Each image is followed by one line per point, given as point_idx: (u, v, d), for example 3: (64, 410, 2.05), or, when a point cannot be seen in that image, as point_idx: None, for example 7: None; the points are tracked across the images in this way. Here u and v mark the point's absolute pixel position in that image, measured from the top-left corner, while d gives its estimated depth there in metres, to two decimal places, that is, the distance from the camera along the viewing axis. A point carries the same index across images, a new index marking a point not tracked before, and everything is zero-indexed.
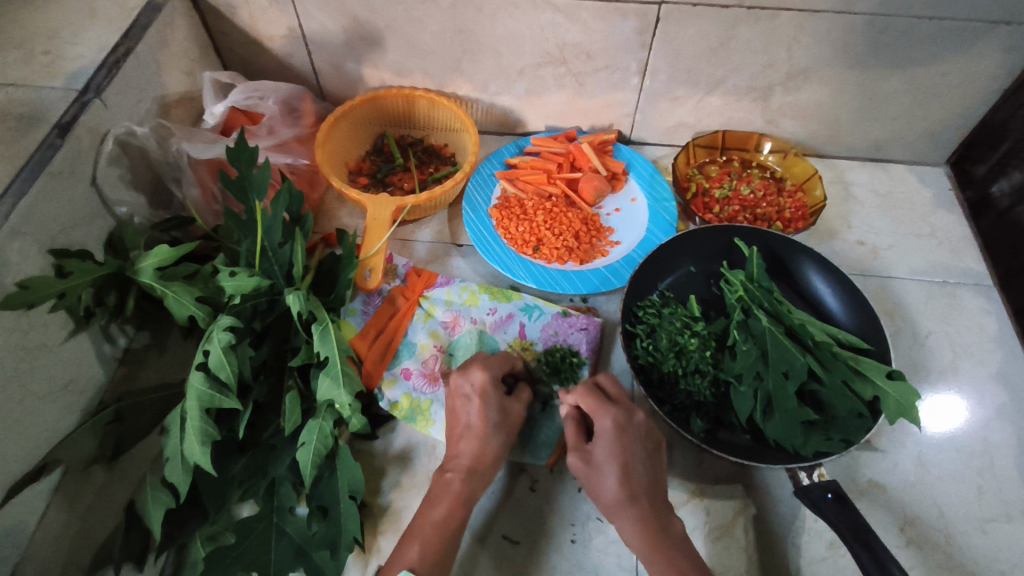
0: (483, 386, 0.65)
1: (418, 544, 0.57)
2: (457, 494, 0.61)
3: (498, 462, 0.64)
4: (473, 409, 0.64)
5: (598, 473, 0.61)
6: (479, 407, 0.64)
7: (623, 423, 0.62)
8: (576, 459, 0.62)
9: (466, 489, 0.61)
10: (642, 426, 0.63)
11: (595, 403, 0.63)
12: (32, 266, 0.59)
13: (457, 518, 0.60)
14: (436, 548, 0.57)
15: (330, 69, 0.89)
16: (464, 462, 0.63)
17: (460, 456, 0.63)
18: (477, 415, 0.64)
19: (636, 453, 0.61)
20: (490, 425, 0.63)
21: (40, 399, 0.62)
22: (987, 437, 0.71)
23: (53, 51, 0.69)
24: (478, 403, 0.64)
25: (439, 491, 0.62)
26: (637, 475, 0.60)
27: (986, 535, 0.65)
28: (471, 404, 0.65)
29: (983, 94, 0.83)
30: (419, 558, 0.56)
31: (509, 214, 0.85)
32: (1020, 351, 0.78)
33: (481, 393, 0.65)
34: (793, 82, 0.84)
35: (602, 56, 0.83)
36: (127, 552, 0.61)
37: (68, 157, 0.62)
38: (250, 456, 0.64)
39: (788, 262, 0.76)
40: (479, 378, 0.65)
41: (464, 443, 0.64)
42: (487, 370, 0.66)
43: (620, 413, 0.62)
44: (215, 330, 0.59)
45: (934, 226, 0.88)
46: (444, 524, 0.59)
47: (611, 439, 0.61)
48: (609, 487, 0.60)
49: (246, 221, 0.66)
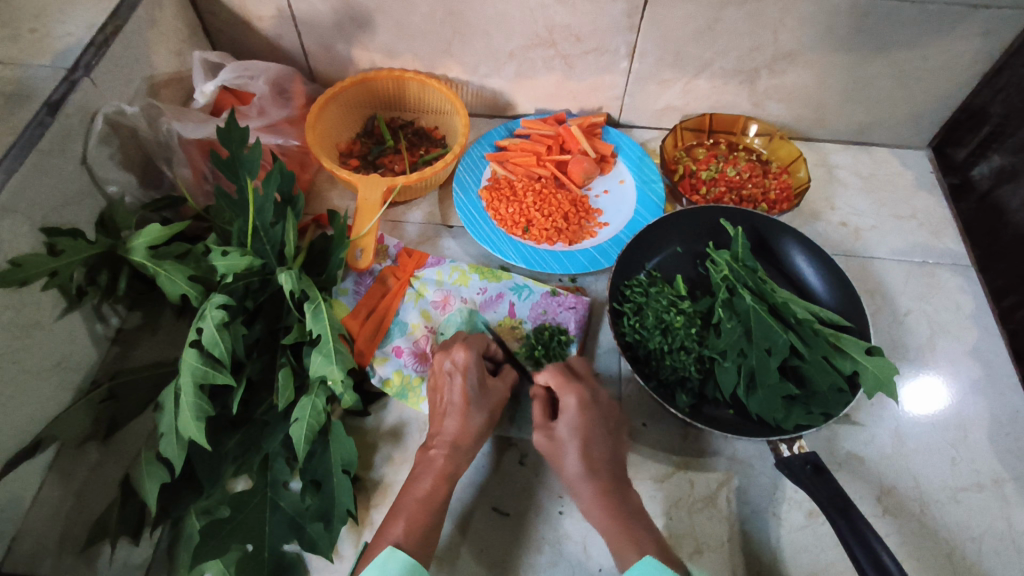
0: (467, 364, 0.66)
1: (403, 520, 0.59)
2: (441, 469, 0.62)
3: (481, 438, 0.65)
4: (455, 388, 0.65)
5: (562, 449, 0.63)
6: (463, 384, 0.65)
7: (587, 400, 0.65)
8: (541, 436, 0.65)
9: (450, 465, 0.63)
10: (605, 404, 0.66)
11: (564, 381, 0.66)
12: (23, 244, 0.59)
13: (441, 493, 0.61)
14: (420, 522, 0.59)
15: (320, 50, 0.89)
16: (447, 438, 0.64)
17: (443, 432, 0.65)
18: (459, 392, 0.65)
19: (597, 434, 0.64)
20: (471, 400, 0.65)
21: (34, 375, 0.62)
22: (962, 411, 0.73)
23: (41, 29, 0.69)
24: (459, 380, 0.66)
25: (422, 466, 0.63)
26: (595, 452, 0.63)
27: (958, 503, 0.67)
28: (454, 382, 0.66)
29: (965, 77, 0.84)
30: (404, 534, 0.57)
31: (499, 196, 0.86)
32: (995, 328, 0.80)
33: (464, 370, 0.66)
34: (778, 65, 0.85)
35: (591, 39, 0.83)
36: (123, 526, 0.62)
37: (58, 136, 0.62)
38: (244, 432, 0.65)
39: (772, 242, 0.78)
40: (462, 357, 0.66)
41: (448, 420, 0.65)
42: (469, 349, 0.67)
43: (584, 391, 0.65)
44: (208, 308, 0.59)
45: (916, 208, 0.90)
46: (429, 498, 0.60)
47: (574, 416, 0.64)
48: (569, 464, 0.62)
49: (237, 201, 0.68)
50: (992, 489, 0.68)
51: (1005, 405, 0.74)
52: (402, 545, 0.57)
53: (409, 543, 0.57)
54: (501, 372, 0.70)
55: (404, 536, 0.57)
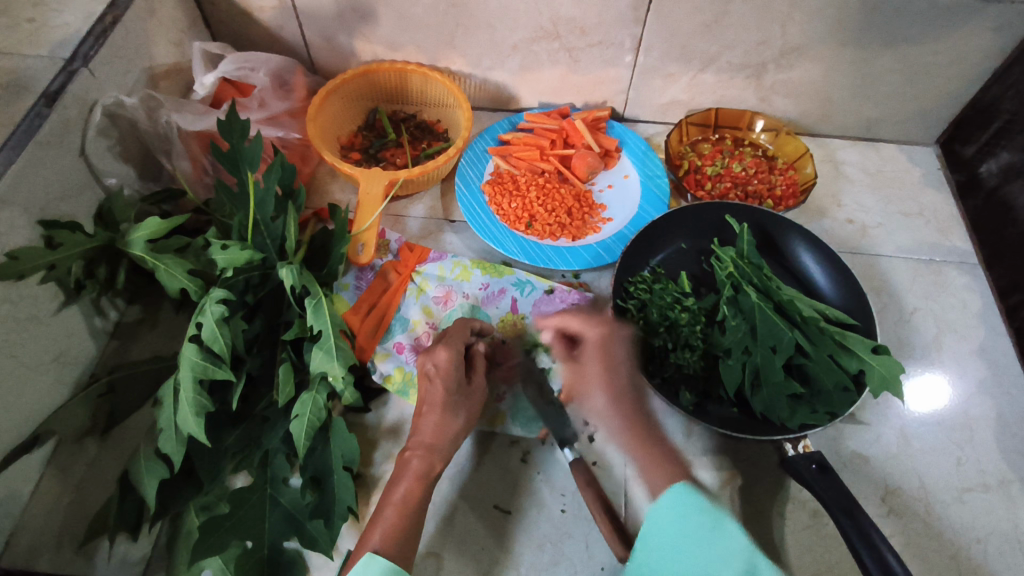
0: (448, 364, 0.64)
1: (379, 529, 0.57)
2: (417, 472, 0.61)
3: (458, 439, 0.64)
4: (435, 389, 0.64)
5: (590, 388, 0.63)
6: (445, 385, 0.64)
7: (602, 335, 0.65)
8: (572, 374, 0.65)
9: (424, 466, 0.61)
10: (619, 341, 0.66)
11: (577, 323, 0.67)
12: (21, 237, 0.58)
13: (416, 494, 0.60)
14: (399, 526, 0.57)
15: (322, 42, 0.88)
16: (425, 440, 0.62)
17: (420, 433, 0.63)
18: (440, 395, 0.64)
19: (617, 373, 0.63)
20: (454, 401, 0.64)
21: (30, 369, 0.62)
22: (967, 411, 0.72)
23: (39, 19, 0.68)
24: (441, 383, 0.64)
25: (399, 469, 0.62)
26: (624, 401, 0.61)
27: (964, 504, 0.67)
28: (433, 385, 0.64)
29: (975, 72, 0.83)
30: (382, 540, 0.56)
31: (502, 190, 0.85)
32: (1002, 327, 0.79)
33: (444, 373, 0.64)
34: (787, 59, 0.84)
35: (596, 32, 0.82)
36: (122, 521, 0.61)
37: (56, 127, 0.62)
38: (244, 429, 0.64)
39: (778, 239, 0.77)
40: (442, 357, 0.65)
41: (425, 420, 0.63)
42: (451, 349, 0.65)
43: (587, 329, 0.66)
44: (208, 303, 0.59)
45: (923, 205, 0.89)
46: (404, 501, 0.59)
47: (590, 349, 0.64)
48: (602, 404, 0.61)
49: (238, 194, 0.66)
50: (998, 490, 0.67)
51: (1013, 404, 0.73)
52: (381, 550, 0.55)
53: (388, 548, 0.55)
54: (477, 367, 0.67)
55: (383, 543, 0.56)
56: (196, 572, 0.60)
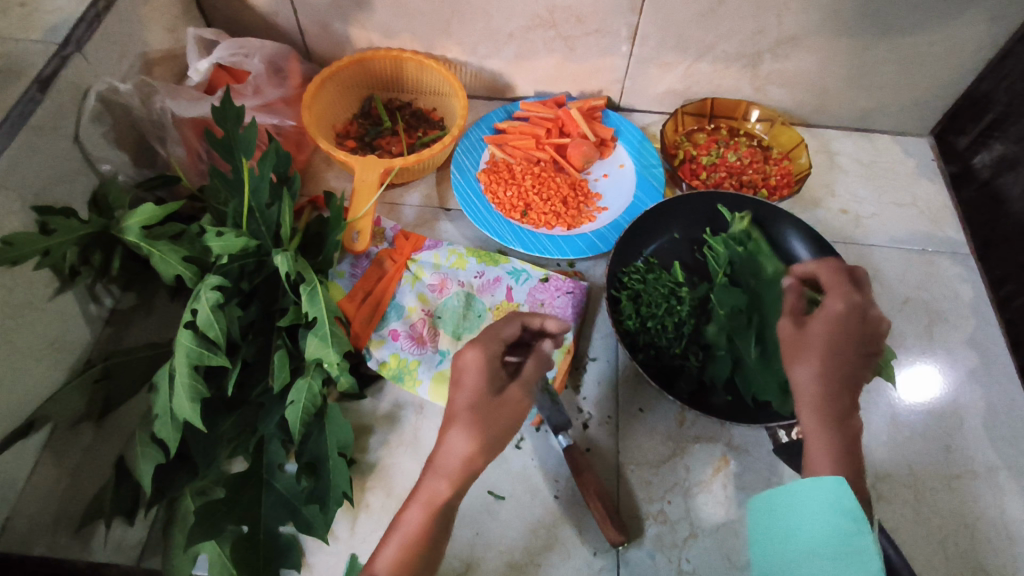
0: (479, 371, 0.55)
1: None
2: None
3: None
4: (462, 397, 0.55)
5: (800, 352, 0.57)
6: (473, 393, 0.54)
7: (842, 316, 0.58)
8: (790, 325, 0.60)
9: None
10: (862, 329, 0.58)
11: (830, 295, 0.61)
12: (14, 223, 0.58)
13: None
14: None
15: (317, 29, 0.88)
16: None
17: None
18: (466, 402, 0.54)
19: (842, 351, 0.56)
20: (478, 413, 0.53)
21: (28, 355, 0.62)
22: (957, 399, 0.73)
23: (31, 3, 0.68)
24: (469, 390, 0.55)
25: None
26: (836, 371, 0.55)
27: (952, 491, 0.67)
28: (463, 391, 0.55)
29: (970, 63, 0.83)
30: None
31: (498, 179, 0.85)
32: (993, 317, 0.80)
33: (474, 373, 0.55)
34: (782, 49, 0.84)
35: (592, 20, 0.82)
36: (117, 506, 0.62)
37: (49, 112, 0.61)
38: (239, 415, 0.65)
39: (769, 227, 0.76)
40: (473, 358, 0.56)
41: None
42: (483, 351, 0.56)
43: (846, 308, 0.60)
44: (203, 289, 0.58)
45: (916, 195, 0.90)
46: None
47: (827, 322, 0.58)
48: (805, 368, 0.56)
49: (233, 180, 0.66)
50: (985, 477, 0.68)
51: (1002, 393, 0.74)
52: None
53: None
54: (524, 368, 0.58)
55: None
56: (192, 555, 0.61)
